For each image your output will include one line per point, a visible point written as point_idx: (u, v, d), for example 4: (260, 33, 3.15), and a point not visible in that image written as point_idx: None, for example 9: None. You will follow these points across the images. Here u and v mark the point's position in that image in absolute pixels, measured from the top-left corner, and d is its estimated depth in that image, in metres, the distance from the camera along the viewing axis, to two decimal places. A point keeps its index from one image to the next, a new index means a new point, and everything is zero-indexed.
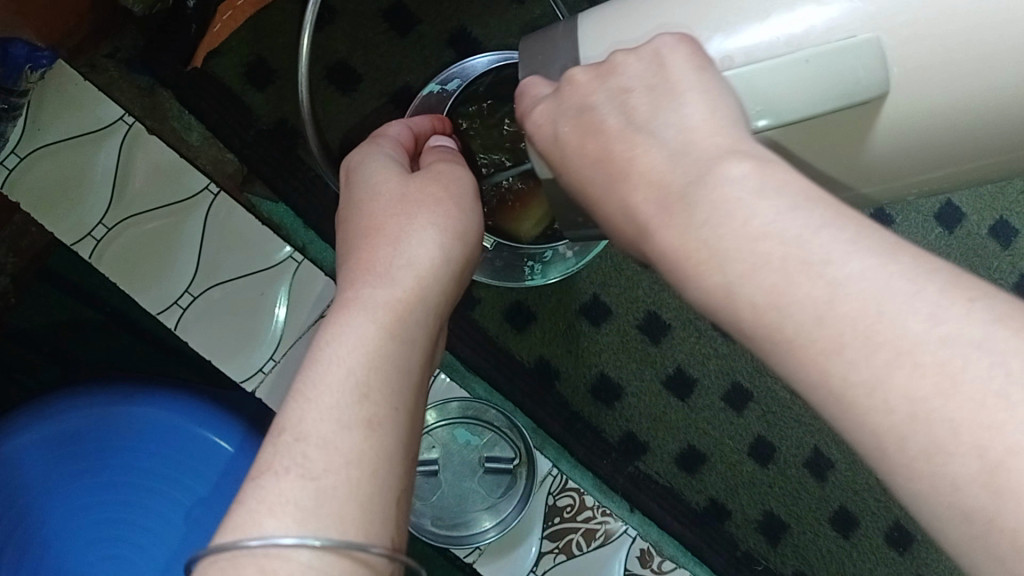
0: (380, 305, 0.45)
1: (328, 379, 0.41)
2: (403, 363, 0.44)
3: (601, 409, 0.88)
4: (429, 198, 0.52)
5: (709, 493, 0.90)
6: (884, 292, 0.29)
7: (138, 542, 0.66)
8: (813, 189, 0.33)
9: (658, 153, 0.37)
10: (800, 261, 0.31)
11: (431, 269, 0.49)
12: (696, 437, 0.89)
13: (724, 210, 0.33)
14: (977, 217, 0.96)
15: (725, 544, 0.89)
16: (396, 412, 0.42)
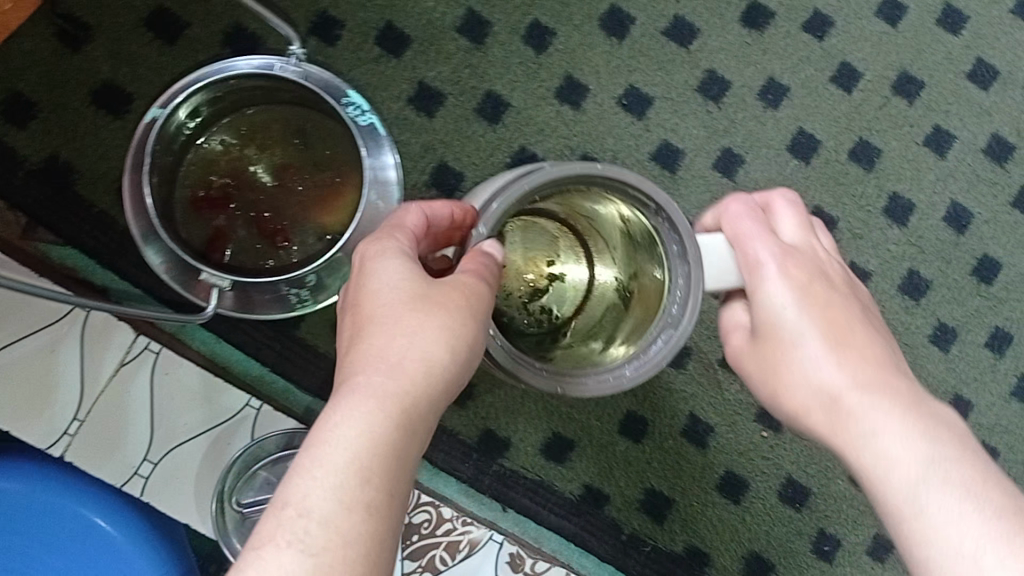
0: (390, 392, 0.45)
1: (334, 460, 0.43)
2: (403, 454, 0.45)
3: (453, 410, 0.84)
4: (436, 289, 0.49)
5: (582, 480, 0.86)
6: (923, 479, 0.48)
7: None
8: (921, 407, 0.51)
9: (807, 365, 0.54)
10: (918, 465, 0.49)
11: (445, 357, 0.48)
12: (560, 423, 0.85)
13: (856, 408, 0.52)
14: (834, 142, 0.88)
15: (608, 531, 0.85)
16: (393, 500, 0.43)
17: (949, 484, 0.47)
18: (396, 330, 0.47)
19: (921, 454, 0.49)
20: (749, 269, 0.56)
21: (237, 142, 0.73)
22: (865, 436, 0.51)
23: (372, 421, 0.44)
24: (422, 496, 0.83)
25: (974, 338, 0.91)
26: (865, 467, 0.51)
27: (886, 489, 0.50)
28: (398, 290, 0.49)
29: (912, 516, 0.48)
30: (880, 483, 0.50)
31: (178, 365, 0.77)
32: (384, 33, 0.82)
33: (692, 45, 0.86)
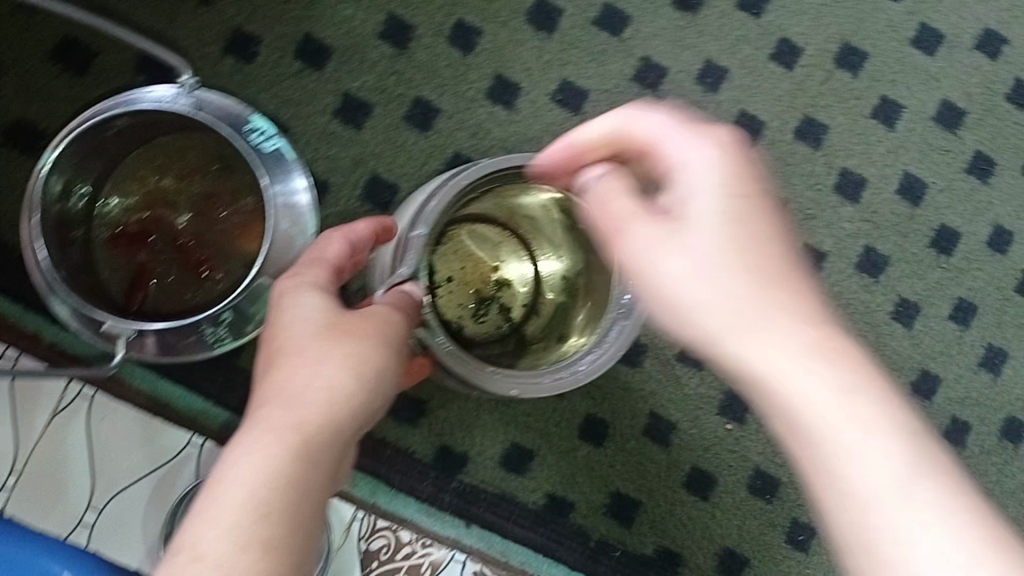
0: (289, 423, 0.43)
1: (228, 499, 0.40)
2: (307, 488, 0.42)
3: (405, 429, 0.82)
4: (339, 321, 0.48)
5: (545, 489, 0.84)
6: (877, 457, 0.40)
7: None
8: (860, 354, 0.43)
9: (724, 292, 0.45)
10: (870, 438, 0.41)
11: (349, 387, 0.46)
12: (518, 433, 0.83)
13: (789, 349, 0.43)
14: (779, 122, 0.85)
15: (575, 539, 0.84)
16: (297, 536, 0.41)
17: (907, 473, 0.40)
18: (301, 358, 0.46)
19: (876, 440, 0.40)
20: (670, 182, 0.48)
21: (152, 173, 0.71)
22: (805, 405, 0.42)
23: (273, 452, 0.42)
24: (378, 520, 0.81)
25: (937, 311, 0.88)
26: (812, 443, 0.42)
27: (829, 464, 0.41)
28: (309, 320, 0.47)
29: (862, 502, 0.40)
30: (824, 457, 0.41)
31: (115, 410, 0.76)
32: (302, 45, 0.79)
33: (625, 33, 0.83)
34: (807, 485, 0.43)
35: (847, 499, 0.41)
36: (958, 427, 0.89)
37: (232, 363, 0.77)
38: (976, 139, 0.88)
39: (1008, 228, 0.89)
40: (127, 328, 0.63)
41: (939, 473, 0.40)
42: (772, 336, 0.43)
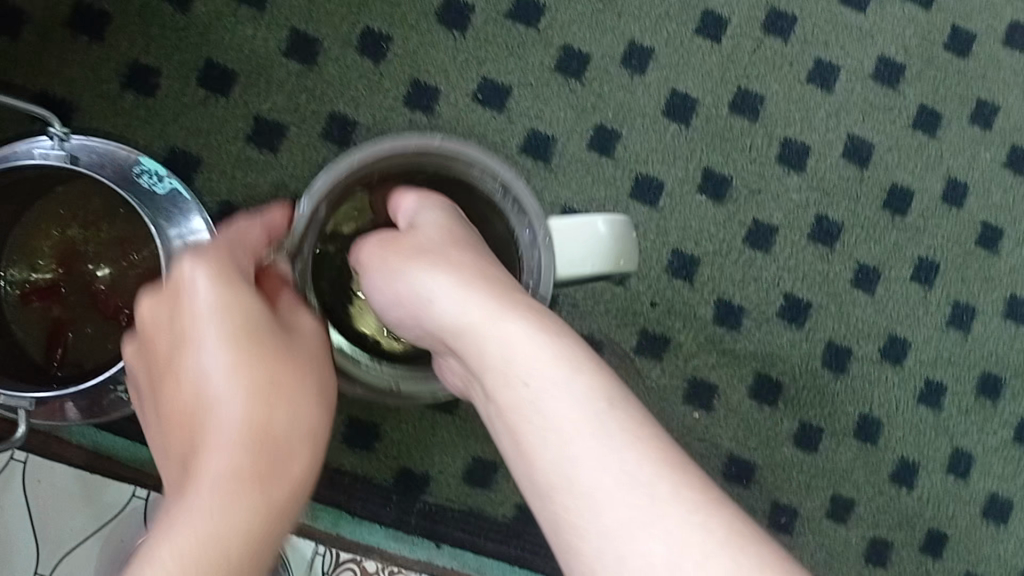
0: (229, 474, 0.43)
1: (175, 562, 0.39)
2: (254, 537, 0.42)
3: (361, 456, 0.78)
4: (255, 352, 0.48)
5: (513, 501, 0.80)
6: (611, 457, 0.47)
7: None
8: (586, 357, 0.51)
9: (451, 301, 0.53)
10: (599, 430, 0.48)
11: (283, 431, 0.46)
12: (478, 446, 0.80)
13: (513, 354, 0.50)
14: (711, 97, 0.82)
15: (549, 548, 0.81)
16: None
17: (643, 511, 0.45)
18: (229, 376, 0.46)
19: (624, 452, 0.47)
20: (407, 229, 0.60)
21: (56, 221, 0.68)
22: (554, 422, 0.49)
23: (231, 472, 0.43)
24: (341, 553, 0.77)
25: (898, 274, 0.85)
26: (557, 469, 0.48)
27: (561, 497, 0.48)
28: (230, 330, 0.48)
29: (596, 542, 0.46)
30: (547, 479, 0.48)
31: (51, 470, 0.72)
32: (205, 71, 0.77)
33: (541, 23, 0.81)
34: (524, 491, 0.50)
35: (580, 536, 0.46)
36: (932, 389, 0.86)
37: None
38: (918, 93, 0.85)
39: (961, 179, 0.86)
40: (22, 400, 0.61)
41: (699, 505, 0.45)
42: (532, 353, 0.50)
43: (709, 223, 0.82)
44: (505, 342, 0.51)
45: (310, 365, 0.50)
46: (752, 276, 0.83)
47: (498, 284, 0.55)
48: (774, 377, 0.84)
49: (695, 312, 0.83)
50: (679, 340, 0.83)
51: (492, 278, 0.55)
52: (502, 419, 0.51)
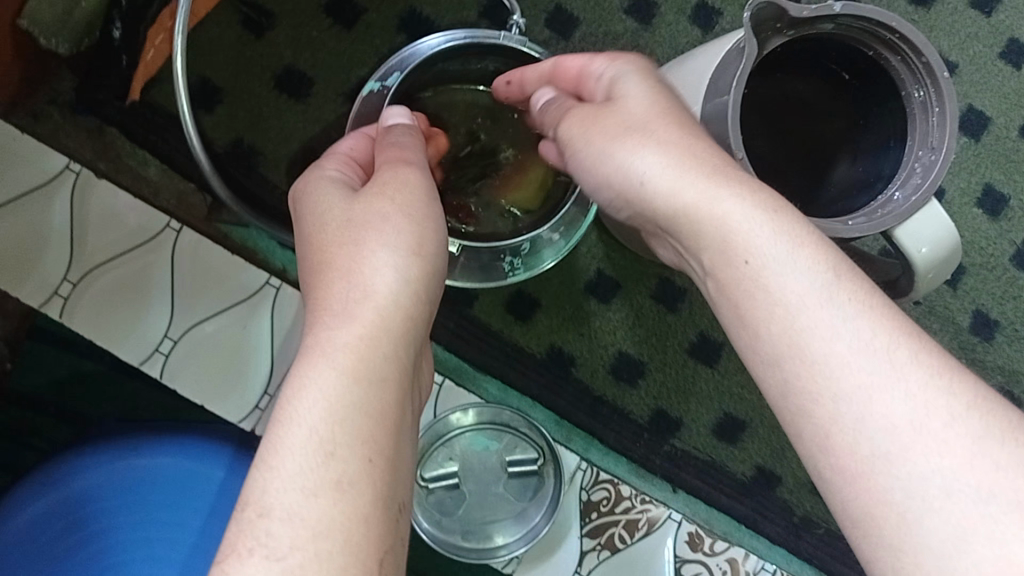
0: (338, 351, 0.43)
1: (287, 442, 0.40)
2: (371, 408, 0.42)
3: (624, 388, 0.83)
4: (335, 212, 0.51)
5: (755, 461, 0.84)
6: (944, 479, 0.39)
7: (162, 529, 0.72)
8: (899, 330, 0.42)
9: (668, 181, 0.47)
10: (925, 460, 0.39)
11: (390, 292, 0.46)
12: (732, 404, 0.84)
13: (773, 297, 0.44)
14: (1004, 119, 0.86)
15: (780, 512, 0.84)
16: (366, 464, 0.40)
17: (959, 463, 0.39)
18: (336, 228, 0.49)
19: (908, 430, 0.40)
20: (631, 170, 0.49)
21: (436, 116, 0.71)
22: (825, 347, 0.42)
23: (341, 404, 0.41)
24: (600, 473, 0.81)
25: None
26: (894, 513, 0.39)
27: (824, 410, 0.41)
28: (333, 217, 0.50)
29: (918, 545, 0.38)
30: (827, 421, 0.41)
31: None
32: (553, 14, 0.82)
33: None
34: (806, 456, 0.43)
35: (898, 538, 0.39)
36: None
37: (471, 314, 0.82)
38: None
39: None
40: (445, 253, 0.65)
41: (944, 372, 0.41)
42: (872, 366, 0.41)
43: (982, 236, 0.86)
44: (843, 337, 0.42)
45: (428, 202, 0.51)
46: (1013, 294, 0.86)
47: (758, 214, 0.45)
48: (1014, 394, 0.87)
49: (955, 319, 0.86)
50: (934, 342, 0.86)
51: (710, 168, 0.47)
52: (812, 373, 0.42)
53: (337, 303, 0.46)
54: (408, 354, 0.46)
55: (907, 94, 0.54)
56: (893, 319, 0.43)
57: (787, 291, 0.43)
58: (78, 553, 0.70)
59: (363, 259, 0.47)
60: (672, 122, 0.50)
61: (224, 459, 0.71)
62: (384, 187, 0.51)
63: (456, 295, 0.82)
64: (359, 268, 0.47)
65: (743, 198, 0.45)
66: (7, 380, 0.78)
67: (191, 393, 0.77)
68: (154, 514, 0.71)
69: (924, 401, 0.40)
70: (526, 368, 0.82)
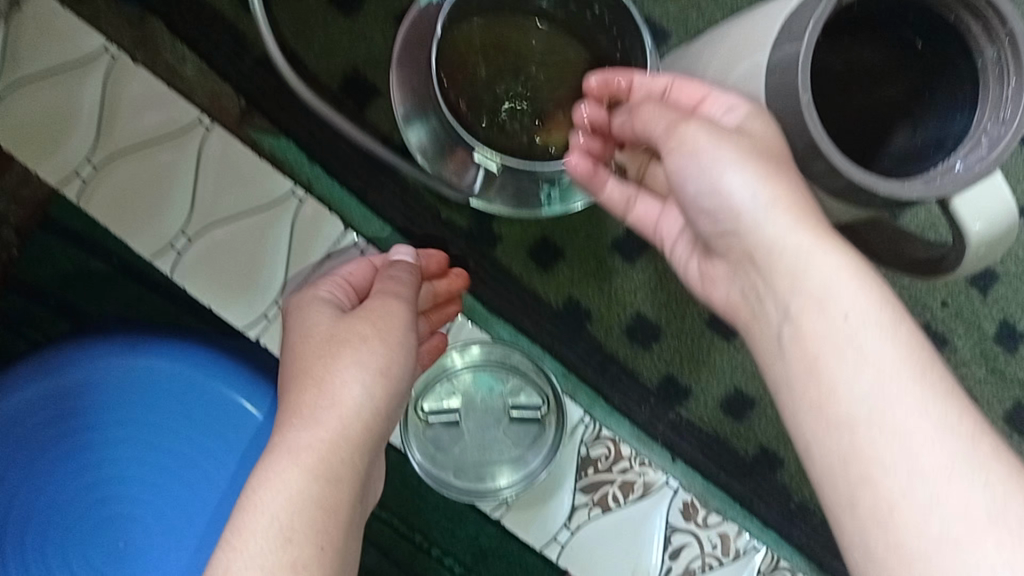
0: (302, 450, 0.49)
1: (252, 525, 0.46)
2: (325, 502, 0.48)
3: (638, 350, 0.81)
4: (319, 330, 0.57)
5: (758, 441, 0.82)
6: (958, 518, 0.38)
7: (195, 463, 0.71)
8: (933, 364, 0.42)
9: (744, 199, 0.47)
10: (943, 499, 0.38)
11: (356, 407, 0.53)
12: (743, 380, 0.83)
13: (814, 306, 0.44)
14: None
15: (777, 495, 0.82)
16: (322, 550, 0.46)
17: (978, 507, 0.38)
18: (318, 344, 0.56)
19: (934, 469, 0.39)
20: (714, 176, 0.48)
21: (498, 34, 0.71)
22: (854, 372, 0.42)
23: (300, 497, 0.47)
24: (602, 429, 0.79)
25: None
26: (910, 548, 0.38)
27: (854, 438, 0.41)
28: (314, 335, 0.57)
29: None
30: (851, 445, 0.41)
31: None
32: None
33: None
34: (823, 488, 0.43)
35: None
36: None
37: (493, 258, 0.80)
38: None
39: None
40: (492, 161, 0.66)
41: (968, 411, 0.41)
42: (903, 402, 0.41)
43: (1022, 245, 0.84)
44: (875, 366, 0.41)
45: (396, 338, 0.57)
46: None
47: (810, 239, 0.45)
48: None
49: (980, 325, 0.84)
50: (954, 346, 0.84)
51: (791, 194, 0.46)
52: (840, 405, 0.42)
53: (306, 409, 0.52)
54: (364, 458, 0.52)
55: (982, 59, 0.52)
56: (932, 359, 0.42)
57: (833, 316, 0.43)
58: (62, 450, 0.69)
59: (336, 376, 0.54)
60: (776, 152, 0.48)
61: (246, 380, 0.71)
62: (366, 319, 0.57)
63: (479, 233, 0.80)
64: (332, 384, 0.54)
65: (827, 247, 0.45)
66: (7, 269, 0.75)
67: (199, 295, 0.75)
68: (141, 414, 0.71)
69: (954, 433, 0.39)
70: (542, 318, 0.81)
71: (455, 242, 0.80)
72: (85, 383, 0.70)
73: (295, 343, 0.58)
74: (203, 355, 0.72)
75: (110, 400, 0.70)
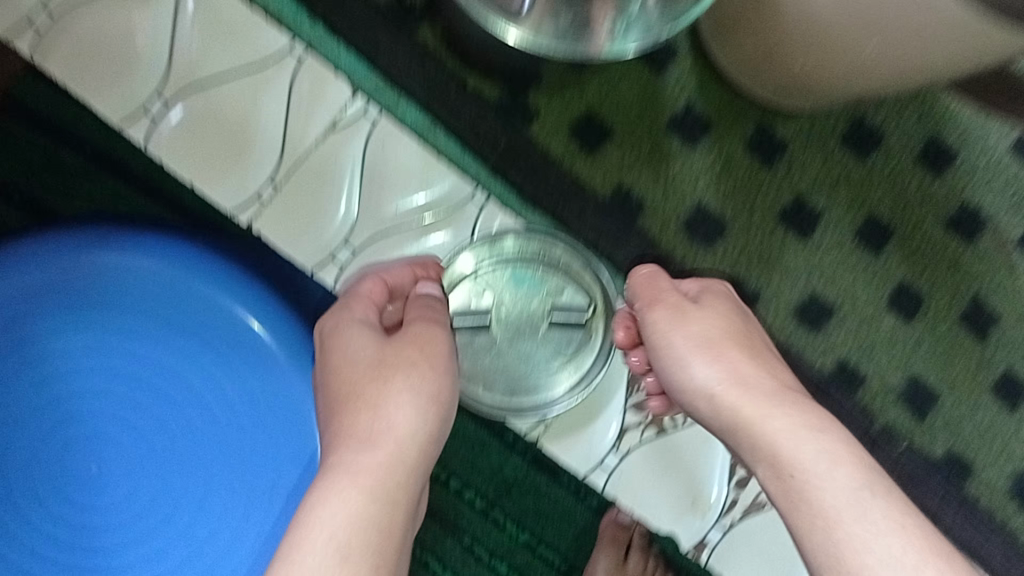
0: (362, 469, 0.46)
1: (310, 542, 0.42)
2: (383, 525, 0.45)
3: (698, 249, 0.70)
4: (363, 349, 0.52)
5: (837, 355, 0.71)
6: None
7: (192, 389, 0.61)
8: (934, 545, 0.41)
9: (727, 371, 0.49)
10: None
11: (413, 434, 0.49)
12: (821, 284, 0.71)
13: (826, 520, 0.42)
14: None
15: (856, 417, 0.71)
16: (378, 567, 0.43)
17: None
18: (366, 360, 0.52)
19: None
20: (705, 353, 0.50)
21: None
22: (859, 543, 0.41)
23: (357, 520, 0.44)
24: None
25: None
26: None
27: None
28: (356, 357, 0.52)
29: None
30: None
31: (397, 140, 0.67)
32: None
33: None
34: None
35: None
36: None
37: (528, 136, 0.68)
38: None
39: None
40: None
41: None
42: None
43: None
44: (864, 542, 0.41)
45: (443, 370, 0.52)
46: None
47: (817, 451, 0.44)
48: None
49: None
50: None
51: (800, 408, 0.47)
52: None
53: (360, 432, 0.48)
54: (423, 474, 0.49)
55: None
56: (929, 530, 0.42)
57: (843, 503, 0.42)
58: (38, 359, 0.59)
59: (389, 401, 0.49)
60: (741, 339, 0.53)
61: (258, 298, 0.62)
62: (414, 341, 0.53)
63: (513, 109, 0.68)
64: (385, 409, 0.49)
65: (819, 430, 0.45)
66: None
67: (178, 170, 0.65)
68: (131, 325, 0.60)
69: (901, 538, 0.41)
70: (585, 210, 0.68)
71: (484, 118, 0.68)
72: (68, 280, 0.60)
73: (336, 364, 0.53)
74: (210, 263, 0.62)
75: (97, 306, 0.60)
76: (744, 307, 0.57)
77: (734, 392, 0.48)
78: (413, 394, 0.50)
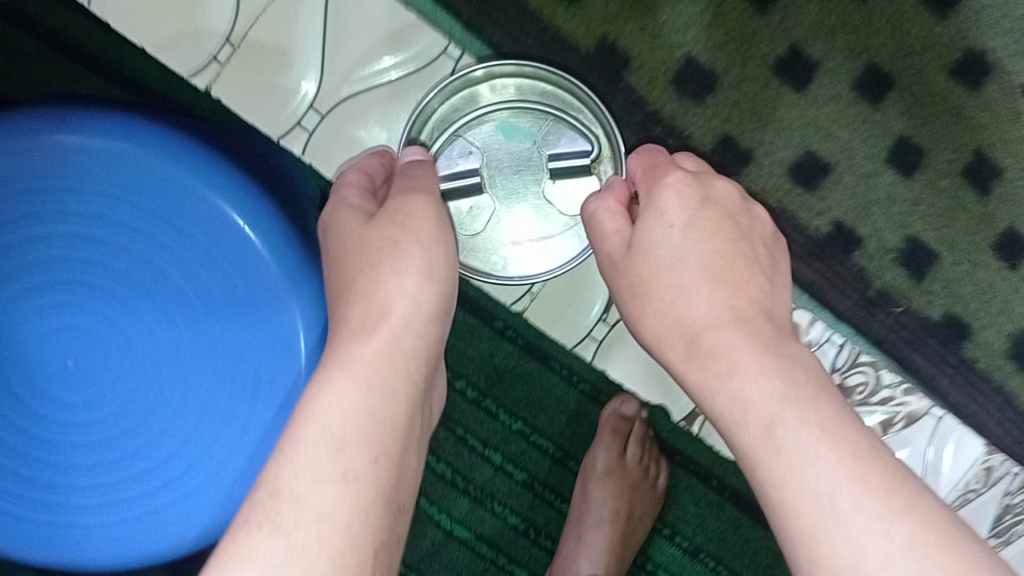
0: (358, 359, 0.41)
1: (303, 436, 0.38)
2: (383, 415, 0.40)
3: (687, 105, 0.66)
4: (355, 237, 0.48)
5: (833, 215, 0.68)
6: None
7: (169, 280, 0.57)
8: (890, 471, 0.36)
9: (664, 309, 0.44)
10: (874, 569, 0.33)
11: (412, 318, 0.44)
12: (817, 140, 0.67)
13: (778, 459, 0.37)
14: None
15: (852, 281, 0.68)
16: (377, 463, 0.39)
17: None
18: (358, 245, 0.47)
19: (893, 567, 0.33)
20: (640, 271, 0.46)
21: None
22: (812, 464, 0.36)
23: (354, 410, 0.39)
24: None
25: None
26: None
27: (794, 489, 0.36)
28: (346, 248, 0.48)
29: None
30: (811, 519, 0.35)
31: None
32: None
33: None
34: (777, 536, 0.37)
35: None
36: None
37: None
38: None
39: None
40: None
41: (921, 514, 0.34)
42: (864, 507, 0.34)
43: None
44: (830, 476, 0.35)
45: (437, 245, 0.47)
46: None
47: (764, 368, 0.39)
48: None
49: None
50: None
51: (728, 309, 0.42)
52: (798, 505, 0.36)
53: (356, 321, 0.43)
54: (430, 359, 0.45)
55: None
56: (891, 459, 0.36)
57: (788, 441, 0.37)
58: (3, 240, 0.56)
59: (385, 282, 0.44)
60: (718, 243, 0.46)
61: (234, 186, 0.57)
62: (402, 214, 0.48)
63: None
64: (383, 290, 0.44)
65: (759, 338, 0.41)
66: None
67: (128, 32, 0.63)
68: (100, 210, 0.56)
69: (851, 464, 0.35)
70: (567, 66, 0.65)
71: None
72: (39, 168, 0.55)
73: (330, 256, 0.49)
74: (181, 147, 0.57)
75: (57, 187, 0.56)
76: (705, 201, 0.47)
77: (658, 321, 0.45)
78: (410, 275, 0.45)
